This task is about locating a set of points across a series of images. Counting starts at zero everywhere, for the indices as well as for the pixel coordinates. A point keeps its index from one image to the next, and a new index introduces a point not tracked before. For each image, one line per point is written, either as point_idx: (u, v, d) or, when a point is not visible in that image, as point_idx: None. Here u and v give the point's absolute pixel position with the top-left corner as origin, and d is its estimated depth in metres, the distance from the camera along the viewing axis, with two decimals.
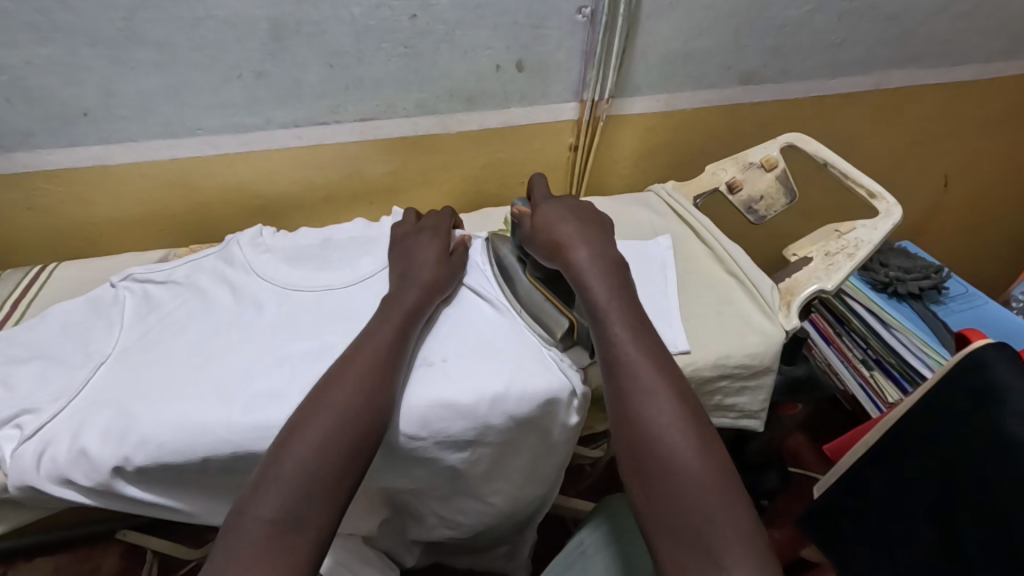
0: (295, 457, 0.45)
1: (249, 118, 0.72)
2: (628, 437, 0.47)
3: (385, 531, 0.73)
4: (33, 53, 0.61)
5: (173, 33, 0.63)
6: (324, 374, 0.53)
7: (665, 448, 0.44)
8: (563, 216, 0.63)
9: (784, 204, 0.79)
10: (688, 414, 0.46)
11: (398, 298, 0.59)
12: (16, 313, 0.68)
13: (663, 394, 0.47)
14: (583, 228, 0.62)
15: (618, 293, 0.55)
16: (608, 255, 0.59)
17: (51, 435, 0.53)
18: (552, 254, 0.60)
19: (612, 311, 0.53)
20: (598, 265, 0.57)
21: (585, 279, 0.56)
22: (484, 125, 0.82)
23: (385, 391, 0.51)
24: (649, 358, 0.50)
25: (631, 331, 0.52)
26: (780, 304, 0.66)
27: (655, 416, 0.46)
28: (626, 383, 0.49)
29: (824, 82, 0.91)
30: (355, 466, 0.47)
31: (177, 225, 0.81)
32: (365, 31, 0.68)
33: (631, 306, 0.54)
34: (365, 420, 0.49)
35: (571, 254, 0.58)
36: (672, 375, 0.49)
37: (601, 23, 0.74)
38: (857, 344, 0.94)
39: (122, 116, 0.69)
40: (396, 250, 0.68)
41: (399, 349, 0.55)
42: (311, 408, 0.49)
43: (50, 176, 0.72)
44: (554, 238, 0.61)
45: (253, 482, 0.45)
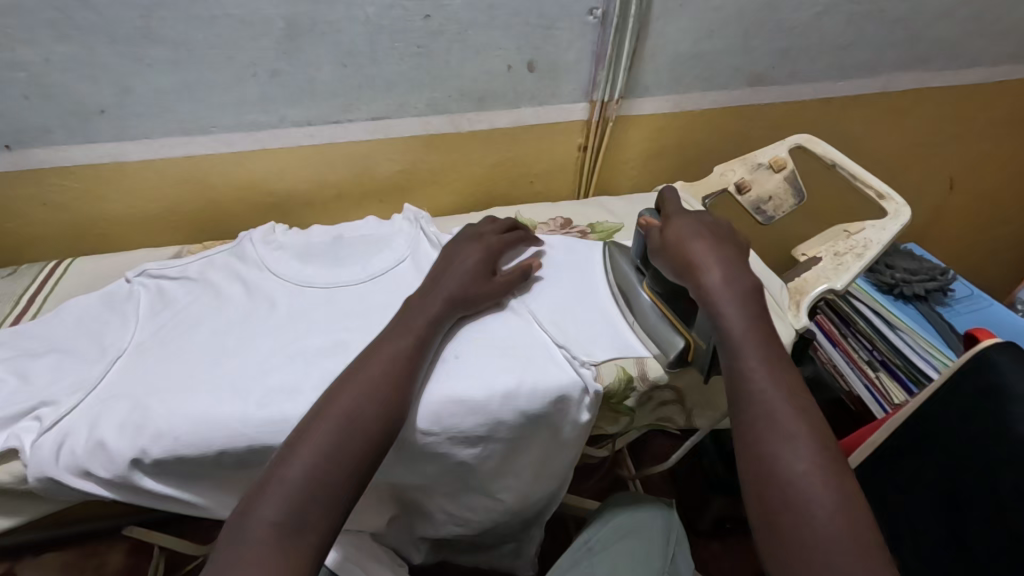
0: (301, 462, 0.45)
1: (262, 117, 0.73)
2: (758, 477, 0.45)
3: (393, 528, 0.73)
4: (51, 50, 0.62)
5: (190, 32, 0.64)
6: (340, 373, 0.53)
7: (801, 492, 0.43)
8: (696, 233, 0.60)
9: (792, 206, 0.80)
10: (827, 458, 0.44)
11: (426, 305, 0.59)
12: (31, 308, 0.68)
13: (799, 434, 0.46)
14: (717, 245, 0.58)
15: (752, 322, 0.53)
16: (744, 279, 0.55)
17: (69, 427, 0.54)
18: (683, 272, 0.58)
19: (748, 341, 0.51)
20: (734, 289, 0.54)
21: (717, 303, 0.54)
22: (494, 125, 0.82)
23: (394, 395, 0.51)
24: (784, 395, 0.48)
25: (767, 365, 0.50)
26: (790, 303, 0.67)
27: (791, 458, 0.44)
28: (761, 419, 0.47)
29: (832, 84, 0.91)
30: (360, 471, 0.47)
31: (189, 221, 0.81)
32: (378, 31, 0.69)
33: (768, 337, 0.52)
34: (373, 426, 0.48)
35: (704, 276, 0.56)
36: (810, 415, 0.47)
37: (612, 24, 0.74)
38: (863, 345, 0.92)
39: (137, 113, 0.69)
40: (445, 252, 0.67)
41: (415, 357, 0.54)
42: (324, 409, 0.48)
43: (64, 173, 0.72)
44: (685, 255, 0.58)
45: (255, 487, 0.44)
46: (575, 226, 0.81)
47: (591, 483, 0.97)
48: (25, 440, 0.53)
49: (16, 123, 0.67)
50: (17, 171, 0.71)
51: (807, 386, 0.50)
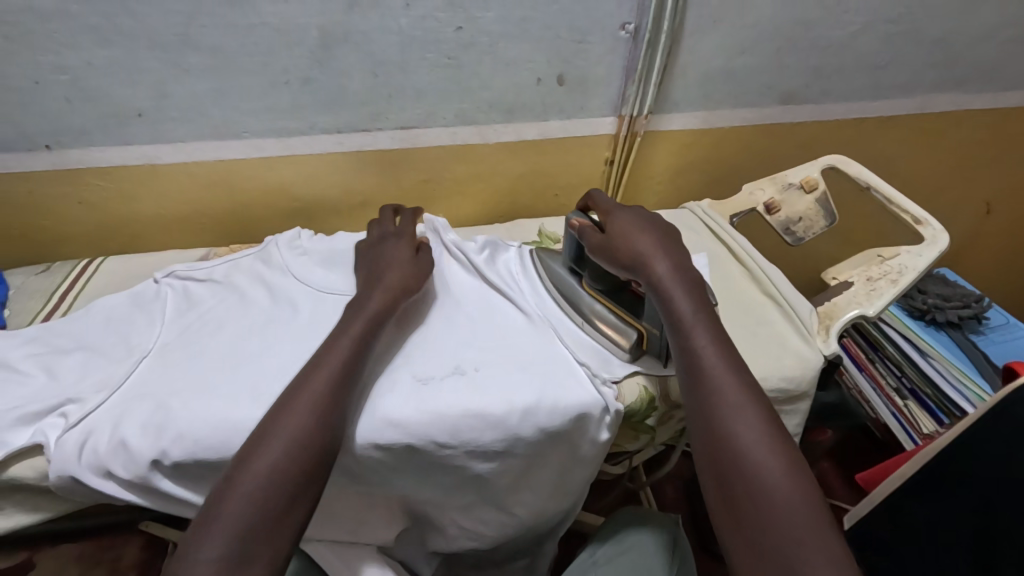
0: (244, 486, 0.44)
1: (293, 123, 0.74)
2: (712, 450, 0.45)
3: (405, 540, 0.71)
4: (94, 55, 0.64)
5: (228, 39, 0.65)
6: (277, 399, 0.51)
7: (752, 462, 0.43)
8: (638, 226, 0.60)
9: (823, 227, 0.78)
10: (774, 430, 0.45)
11: (363, 304, 0.58)
12: (63, 305, 0.69)
13: (748, 408, 0.46)
14: (658, 238, 0.59)
15: (702, 305, 0.53)
16: (690, 270, 0.56)
17: (94, 425, 0.54)
18: (631, 267, 0.57)
19: (696, 322, 0.51)
20: (681, 277, 0.55)
21: (665, 288, 0.54)
22: (521, 137, 0.82)
23: (339, 404, 0.50)
24: (733, 369, 0.48)
25: (717, 344, 0.50)
26: (819, 328, 0.65)
27: (742, 429, 0.45)
28: (711, 400, 0.47)
29: (866, 104, 0.89)
30: (310, 486, 0.46)
31: (217, 223, 0.82)
32: (410, 42, 0.69)
33: (713, 318, 0.52)
34: (315, 440, 0.47)
35: (649, 269, 0.56)
36: (759, 390, 0.47)
37: (643, 40, 0.74)
38: (891, 371, 0.89)
39: (174, 117, 0.71)
40: (364, 256, 0.68)
41: (358, 361, 0.53)
42: (264, 431, 0.47)
43: (102, 173, 0.74)
44: (630, 250, 0.58)
45: (206, 511, 0.43)
46: None
47: (604, 501, 0.94)
48: (51, 436, 0.53)
49: (57, 124, 0.69)
50: (56, 170, 0.73)
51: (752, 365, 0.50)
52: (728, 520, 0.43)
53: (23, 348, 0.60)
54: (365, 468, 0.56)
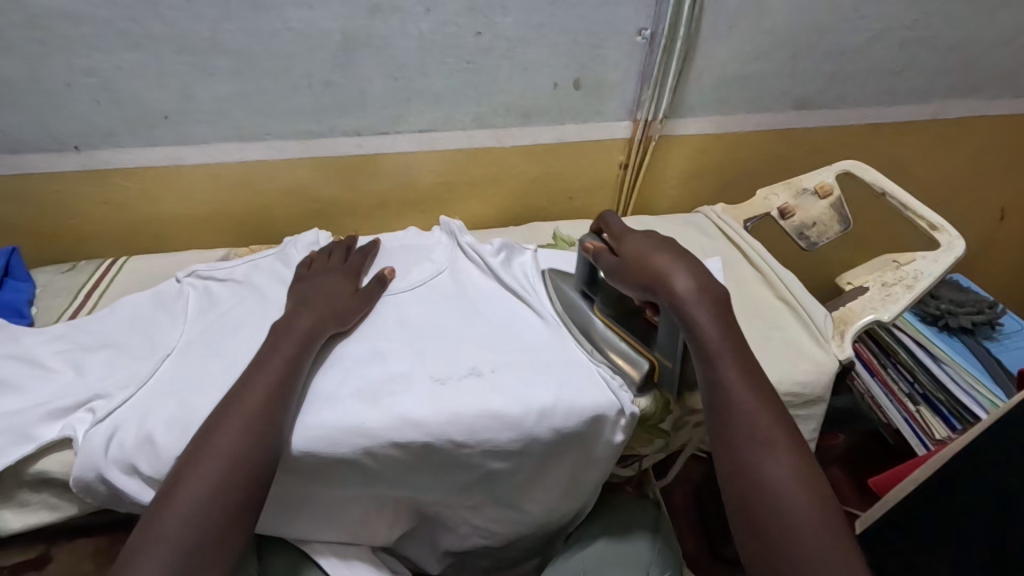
0: (177, 515, 0.44)
1: (313, 126, 0.75)
2: (742, 489, 0.45)
3: (412, 541, 0.70)
4: (124, 58, 0.66)
5: (252, 43, 0.67)
6: (207, 419, 0.51)
7: (784, 504, 0.43)
8: (654, 244, 0.57)
9: (837, 232, 0.78)
10: (805, 470, 0.45)
11: (291, 326, 0.59)
12: (89, 303, 0.71)
13: (779, 447, 0.46)
14: (677, 255, 0.56)
15: (729, 334, 0.51)
16: (715, 288, 0.53)
17: (121, 420, 0.55)
18: (649, 288, 0.55)
19: (725, 351, 0.50)
20: (707, 299, 0.52)
21: (692, 313, 0.51)
22: (537, 141, 0.83)
23: (272, 426, 0.50)
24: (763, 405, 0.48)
25: (746, 377, 0.49)
26: (834, 333, 0.65)
27: (773, 470, 0.45)
28: (741, 436, 0.47)
29: (881, 110, 0.89)
30: (244, 518, 0.46)
31: (237, 224, 0.84)
32: (430, 46, 0.70)
33: (742, 348, 0.51)
34: (249, 462, 0.47)
35: (671, 291, 0.53)
36: (788, 427, 0.47)
37: (660, 45, 0.75)
38: (903, 376, 0.88)
39: (198, 119, 0.72)
40: (295, 290, 0.66)
41: (289, 384, 0.53)
42: (195, 453, 0.47)
43: (126, 173, 0.76)
44: (649, 269, 0.55)
45: (131, 547, 0.43)
46: None
47: None
48: (79, 430, 0.54)
49: (85, 125, 0.70)
50: (82, 170, 0.74)
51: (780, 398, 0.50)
52: (758, 559, 0.43)
53: (51, 345, 0.61)
54: (382, 468, 0.56)
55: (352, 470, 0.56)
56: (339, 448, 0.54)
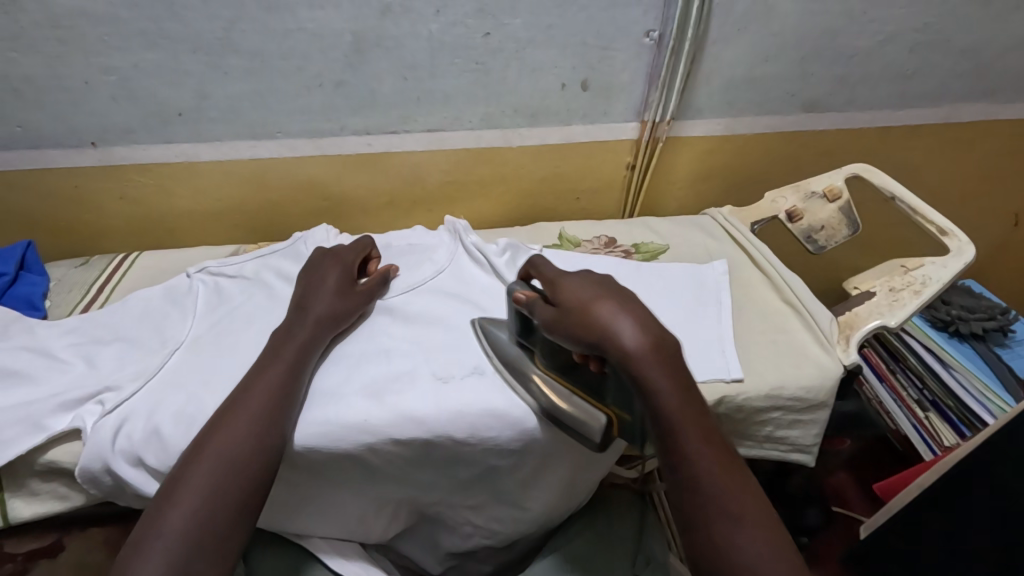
0: (181, 512, 0.44)
1: (324, 125, 0.76)
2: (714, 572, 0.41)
3: (413, 540, 0.70)
4: (140, 57, 0.67)
5: (265, 43, 0.68)
6: (209, 421, 0.51)
7: None
8: (594, 292, 0.51)
9: (845, 236, 0.78)
10: (776, 542, 0.41)
11: (294, 331, 0.59)
12: (102, 297, 0.72)
13: (748, 521, 0.42)
14: (622, 302, 0.50)
15: (686, 395, 0.45)
16: (664, 340, 0.47)
17: (129, 412, 0.56)
18: (595, 346, 0.48)
19: (686, 417, 0.45)
20: (660, 356, 0.46)
21: (645, 374, 0.45)
22: (545, 141, 0.83)
23: (277, 426, 0.51)
24: (729, 475, 0.43)
25: (708, 444, 0.44)
26: (839, 338, 0.65)
27: (746, 551, 0.40)
28: (711, 513, 0.42)
29: (893, 113, 0.89)
30: (245, 515, 0.47)
31: (247, 220, 0.85)
32: (439, 47, 0.71)
33: (700, 407, 0.46)
34: (255, 459, 0.48)
35: (621, 350, 0.46)
36: (759, 497, 0.43)
37: (668, 47, 0.74)
38: (913, 383, 0.87)
39: (211, 118, 0.73)
40: (302, 280, 0.66)
41: (292, 388, 0.54)
42: (201, 449, 0.48)
43: (141, 169, 0.77)
44: (592, 325, 0.48)
45: (138, 536, 0.44)
46: (619, 245, 0.80)
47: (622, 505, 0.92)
48: (88, 421, 0.55)
49: (102, 122, 0.72)
50: (97, 166, 0.76)
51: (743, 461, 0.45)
52: None
53: (64, 338, 0.62)
54: (384, 464, 0.57)
55: (355, 466, 0.57)
56: (342, 443, 0.55)
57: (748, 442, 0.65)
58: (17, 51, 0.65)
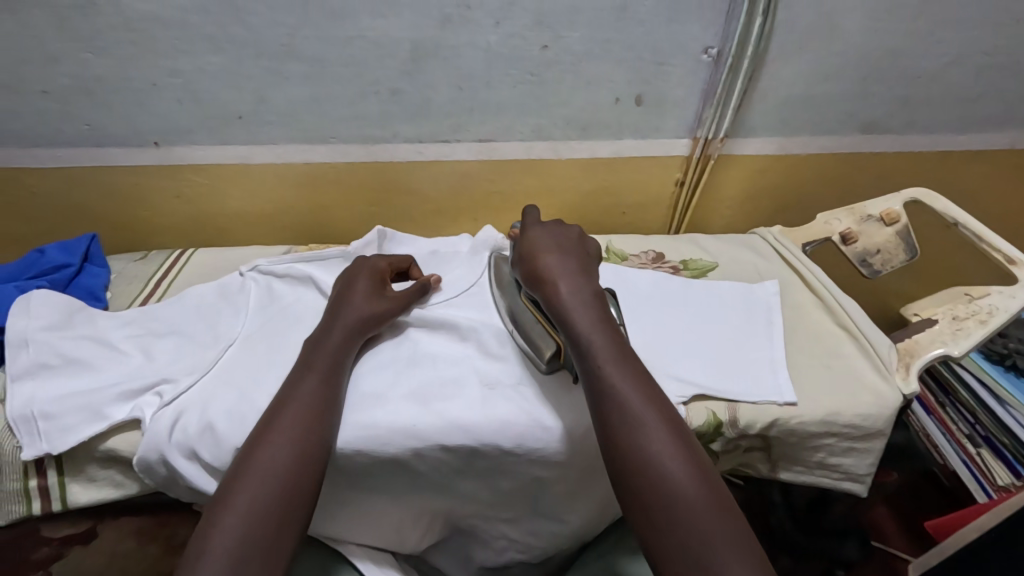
0: (227, 534, 0.44)
1: (378, 132, 0.77)
2: (618, 454, 0.45)
3: (445, 553, 0.69)
4: (208, 61, 0.69)
5: (327, 50, 0.69)
6: (247, 438, 0.51)
7: (652, 460, 0.43)
8: (545, 241, 0.62)
9: (902, 261, 0.76)
10: (672, 428, 0.45)
11: (324, 341, 0.58)
12: (157, 292, 0.74)
13: (646, 413, 0.46)
14: (563, 254, 0.60)
15: (602, 322, 0.52)
16: (588, 284, 0.56)
17: (185, 405, 0.57)
18: (535, 280, 0.58)
19: (596, 338, 0.51)
20: (579, 295, 0.55)
21: (565, 307, 0.54)
22: (594, 155, 0.83)
23: (315, 436, 0.51)
24: (634, 379, 0.48)
25: (617, 358, 0.49)
26: (899, 366, 0.63)
27: (642, 431, 0.45)
28: (614, 409, 0.47)
29: (953, 136, 0.86)
30: (290, 532, 0.46)
31: (296, 222, 0.86)
32: (496, 58, 0.72)
33: (613, 330, 0.52)
34: (296, 469, 0.48)
35: (551, 288, 0.56)
36: (660, 397, 0.48)
37: (725, 64, 0.74)
38: (963, 417, 0.82)
39: (270, 121, 0.75)
40: (340, 284, 0.66)
41: (329, 400, 0.54)
42: (243, 466, 0.48)
43: (200, 169, 0.79)
44: (536, 267, 0.59)
45: (190, 555, 0.43)
46: (667, 261, 0.79)
47: None
48: (146, 413, 0.56)
49: (167, 123, 0.74)
50: (160, 165, 0.78)
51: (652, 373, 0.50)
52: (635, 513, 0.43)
53: (123, 329, 0.64)
54: (429, 471, 0.57)
55: (401, 472, 0.57)
56: (389, 449, 0.55)
57: (798, 467, 0.63)
58: (94, 52, 0.67)
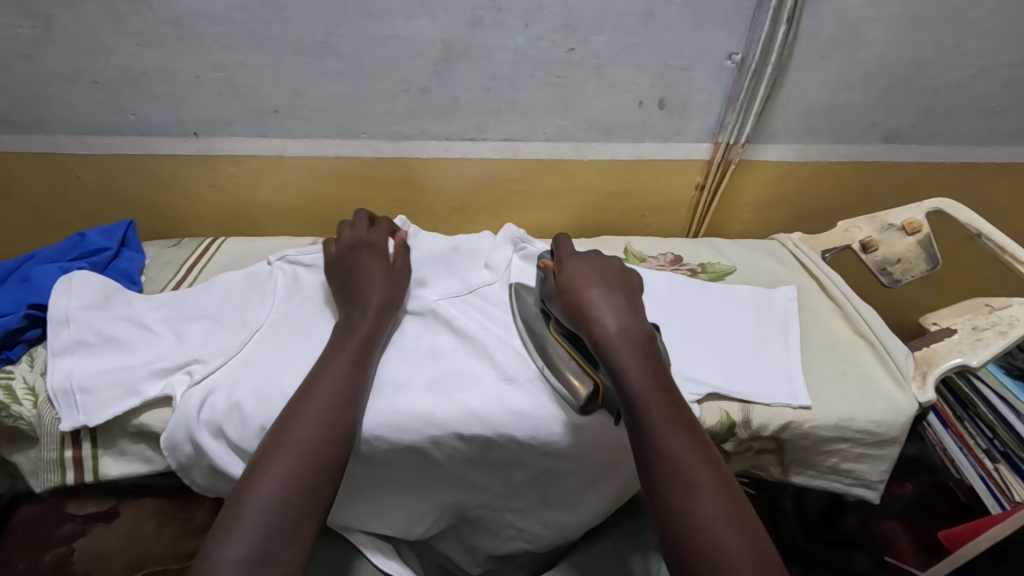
0: (260, 501, 0.45)
1: (406, 129, 0.79)
2: (671, 528, 0.42)
3: (453, 541, 0.70)
4: (246, 56, 0.71)
5: (360, 48, 0.71)
6: (279, 415, 0.53)
7: (710, 538, 0.40)
8: (589, 278, 0.60)
9: (923, 271, 0.76)
10: (733, 505, 0.42)
11: (354, 323, 0.61)
12: (189, 276, 0.76)
13: (703, 484, 0.43)
14: (608, 292, 0.58)
15: (653, 375, 0.50)
16: (638, 326, 0.54)
17: (214, 385, 0.59)
18: (579, 320, 0.56)
19: (642, 383, 0.49)
20: (625, 337, 0.53)
21: (614, 354, 0.51)
22: (616, 156, 0.84)
23: (344, 419, 0.52)
24: (691, 445, 0.46)
25: (671, 419, 0.47)
26: (915, 374, 0.63)
27: (700, 507, 0.42)
28: (669, 475, 0.44)
29: (978, 148, 0.86)
30: (318, 502, 0.48)
31: (321, 214, 0.89)
32: (524, 59, 0.73)
33: (668, 388, 0.50)
34: (325, 449, 0.50)
35: (597, 329, 0.54)
36: (718, 466, 0.45)
37: (749, 69, 0.75)
38: (982, 431, 0.77)
39: (302, 116, 0.77)
40: (343, 268, 0.67)
41: (358, 382, 0.56)
42: (276, 442, 0.49)
43: (233, 160, 0.82)
44: (580, 304, 0.57)
45: (224, 516, 0.45)
46: (685, 263, 0.80)
47: None
48: (178, 390, 0.58)
49: (204, 115, 0.77)
50: (195, 156, 0.81)
51: (709, 436, 0.47)
52: None
53: (157, 312, 0.67)
54: (444, 459, 0.58)
55: (418, 458, 0.58)
56: (409, 434, 0.56)
57: (810, 472, 0.63)
58: (140, 45, 0.70)
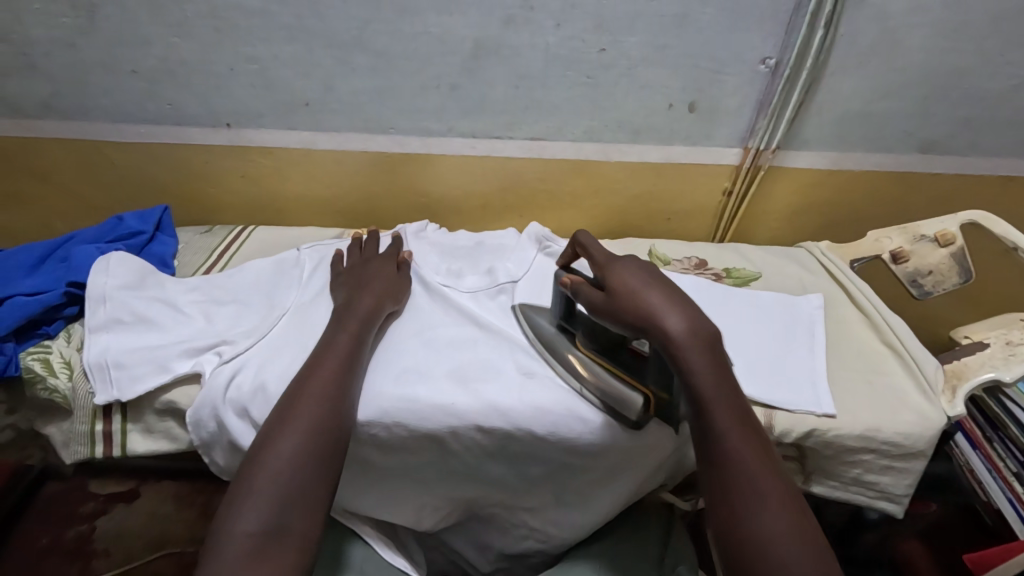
0: (269, 475, 0.46)
1: (435, 125, 0.80)
2: (737, 539, 0.42)
3: (464, 537, 0.70)
4: (281, 49, 0.73)
5: (392, 44, 0.72)
6: (285, 392, 0.54)
7: (778, 553, 0.40)
8: (640, 275, 0.53)
9: (955, 284, 0.74)
10: (800, 520, 0.42)
11: (353, 306, 0.62)
12: (220, 262, 0.78)
13: (771, 498, 0.43)
14: (668, 291, 0.51)
15: (725, 380, 0.47)
16: (707, 326, 0.49)
17: (241, 365, 0.60)
18: (641, 327, 0.50)
19: (721, 402, 0.46)
20: (697, 340, 0.48)
21: (685, 360, 0.47)
22: (643, 159, 0.84)
23: (345, 398, 0.53)
24: (760, 457, 0.45)
25: (741, 429, 0.46)
26: (945, 387, 0.61)
27: (766, 520, 0.42)
28: (739, 487, 0.43)
29: (1019, 161, 0.84)
30: (328, 474, 0.48)
31: (348, 207, 0.90)
32: (555, 59, 0.74)
33: (737, 394, 0.48)
34: (331, 426, 0.50)
35: (664, 334, 0.48)
36: (784, 478, 0.45)
37: (783, 74, 0.74)
38: (1012, 454, 0.72)
39: (334, 109, 0.79)
40: (350, 280, 0.68)
41: (356, 357, 0.57)
42: (282, 419, 0.50)
43: (265, 151, 0.84)
44: (641, 306, 0.50)
45: (233, 493, 0.46)
46: (710, 267, 0.79)
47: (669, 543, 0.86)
48: (207, 368, 0.60)
49: (239, 106, 0.79)
50: (229, 146, 0.83)
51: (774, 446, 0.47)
52: None
53: (188, 294, 0.68)
54: (462, 450, 0.59)
55: (435, 449, 0.59)
56: (427, 422, 0.57)
57: (832, 482, 0.62)
58: (180, 36, 0.73)
